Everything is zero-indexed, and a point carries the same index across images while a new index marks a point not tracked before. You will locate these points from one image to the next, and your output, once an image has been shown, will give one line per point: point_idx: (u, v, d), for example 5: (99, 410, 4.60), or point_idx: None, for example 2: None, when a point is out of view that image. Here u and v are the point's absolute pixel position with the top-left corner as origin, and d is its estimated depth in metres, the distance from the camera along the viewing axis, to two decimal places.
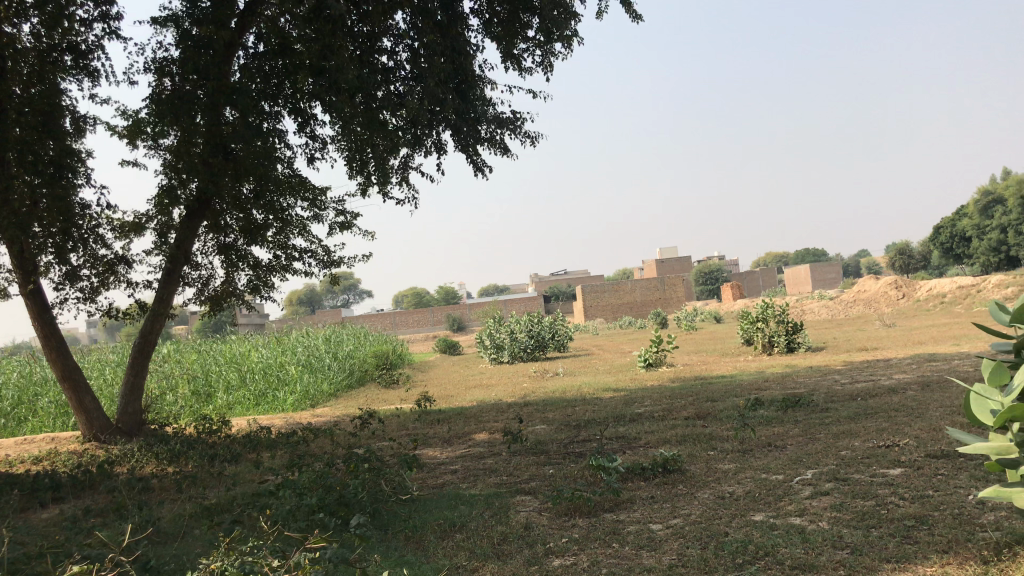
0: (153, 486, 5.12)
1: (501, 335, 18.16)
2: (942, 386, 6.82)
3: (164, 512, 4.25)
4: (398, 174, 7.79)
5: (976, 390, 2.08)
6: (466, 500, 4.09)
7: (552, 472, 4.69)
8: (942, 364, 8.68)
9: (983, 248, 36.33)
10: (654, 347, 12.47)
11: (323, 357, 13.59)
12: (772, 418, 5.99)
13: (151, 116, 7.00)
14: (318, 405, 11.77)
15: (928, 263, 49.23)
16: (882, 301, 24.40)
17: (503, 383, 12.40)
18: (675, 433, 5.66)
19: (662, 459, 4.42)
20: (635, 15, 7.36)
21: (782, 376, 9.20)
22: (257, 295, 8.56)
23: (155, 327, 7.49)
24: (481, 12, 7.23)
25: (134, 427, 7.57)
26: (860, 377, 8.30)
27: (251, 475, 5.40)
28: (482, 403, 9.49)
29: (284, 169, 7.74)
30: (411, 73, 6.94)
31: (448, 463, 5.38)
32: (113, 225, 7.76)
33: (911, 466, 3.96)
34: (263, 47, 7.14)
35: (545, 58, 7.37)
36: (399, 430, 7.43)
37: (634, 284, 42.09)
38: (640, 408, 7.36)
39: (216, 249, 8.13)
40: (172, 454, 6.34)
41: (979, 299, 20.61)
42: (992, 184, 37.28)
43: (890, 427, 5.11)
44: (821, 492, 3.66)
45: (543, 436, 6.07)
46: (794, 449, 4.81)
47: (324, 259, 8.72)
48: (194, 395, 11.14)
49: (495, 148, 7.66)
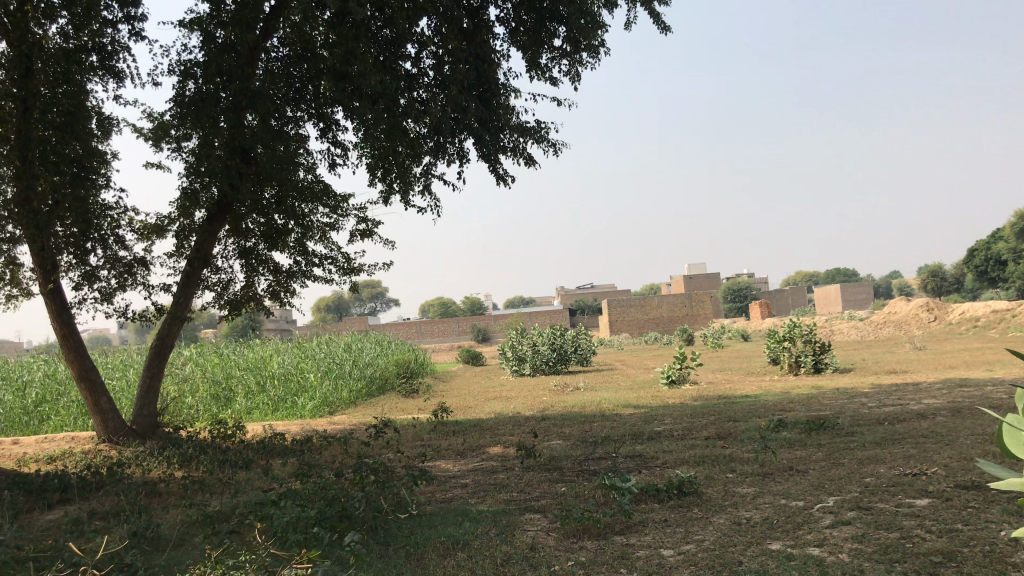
0: (161, 491, 5.05)
1: (523, 346, 18.01)
2: (973, 412, 6.59)
3: (167, 518, 4.16)
4: (421, 182, 7.71)
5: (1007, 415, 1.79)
6: (472, 517, 3.97)
7: (564, 490, 4.56)
8: (975, 390, 8.40)
9: (1019, 273, 35.64)
10: (677, 364, 12.26)
11: (343, 364, 13.54)
12: (795, 441, 5.80)
13: (174, 118, 6.97)
14: (336, 412, 11.78)
15: (961, 286, 48.39)
16: (913, 323, 23.98)
17: (523, 395, 12.25)
18: (694, 454, 5.49)
19: (678, 480, 4.27)
20: (665, 26, 7.24)
21: (808, 397, 8.97)
22: (276, 300, 8.51)
23: (173, 330, 7.42)
24: (507, 21, 7.14)
25: (149, 430, 7.51)
26: (889, 402, 8.03)
27: (259, 483, 5.32)
28: (499, 416, 9.35)
29: (306, 175, 7.70)
30: (435, 80, 6.85)
31: (459, 477, 5.27)
32: (134, 227, 7.75)
33: (939, 497, 3.78)
34: (288, 51, 7.11)
35: (571, 68, 7.26)
36: (414, 441, 7.33)
37: (661, 299, 41.76)
38: (660, 426, 7.18)
39: (236, 253, 8.08)
40: (182, 458, 6.27)
41: (1013, 324, 20.14)
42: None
43: (919, 454, 4.92)
44: (842, 521, 3.49)
45: (558, 452, 5.94)
46: (816, 474, 4.63)
47: (344, 267, 8.66)
48: (214, 399, 11.11)
49: (518, 157, 7.54)
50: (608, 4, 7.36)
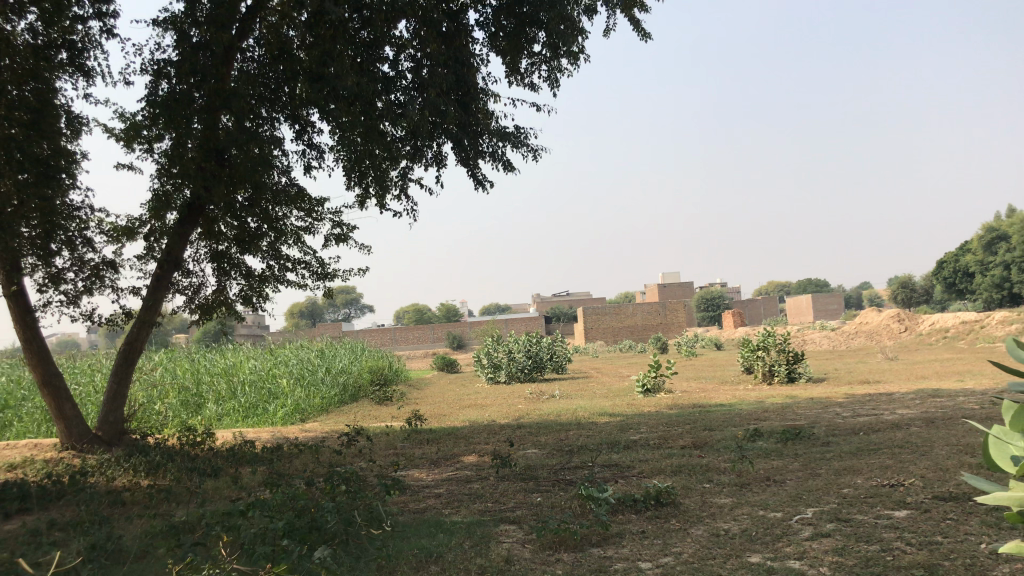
0: (125, 500, 4.92)
1: (498, 354, 17.93)
2: (947, 423, 6.61)
3: (131, 529, 4.03)
4: (397, 187, 7.62)
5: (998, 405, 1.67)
6: (446, 528, 3.88)
7: (539, 500, 4.48)
8: (947, 400, 8.44)
9: (986, 284, 36.14)
10: (652, 372, 12.23)
11: (316, 371, 13.38)
12: (771, 451, 5.78)
13: (146, 118, 6.84)
14: (308, 420, 11.66)
15: (931, 297, 48.92)
16: (884, 334, 24.20)
17: (497, 403, 12.17)
18: (670, 463, 5.45)
19: (655, 491, 4.21)
20: (644, 34, 7.22)
21: (782, 407, 8.97)
22: (248, 305, 8.36)
23: (141, 334, 7.26)
24: (487, 25, 7.08)
25: (115, 437, 7.33)
26: (863, 412, 8.04)
27: (227, 492, 5.20)
28: (473, 424, 9.25)
29: (280, 177, 7.58)
30: (413, 83, 6.77)
31: (433, 486, 5.18)
32: (103, 229, 7.59)
33: (918, 509, 3.75)
34: (264, 52, 7.00)
35: (551, 73, 7.21)
36: (387, 449, 7.23)
37: (635, 308, 41.87)
38: (636, 435, 7.13)
39: (208, 256, 7.93)
40: (150, 466, 6.13)
41: (982, 335, 20.36)
42: (997, 220, 37.21)
43: (895, 465, 4.90)
44: (822, 534, 3.44)
45: (534, 461, 5.87)
46: (794, 484, 4.60)
47: (318, 272, 8.54)
48: (184, 405, 10.94)
49: (497, 162, 7.47)
50: (588, 10, 7.33)
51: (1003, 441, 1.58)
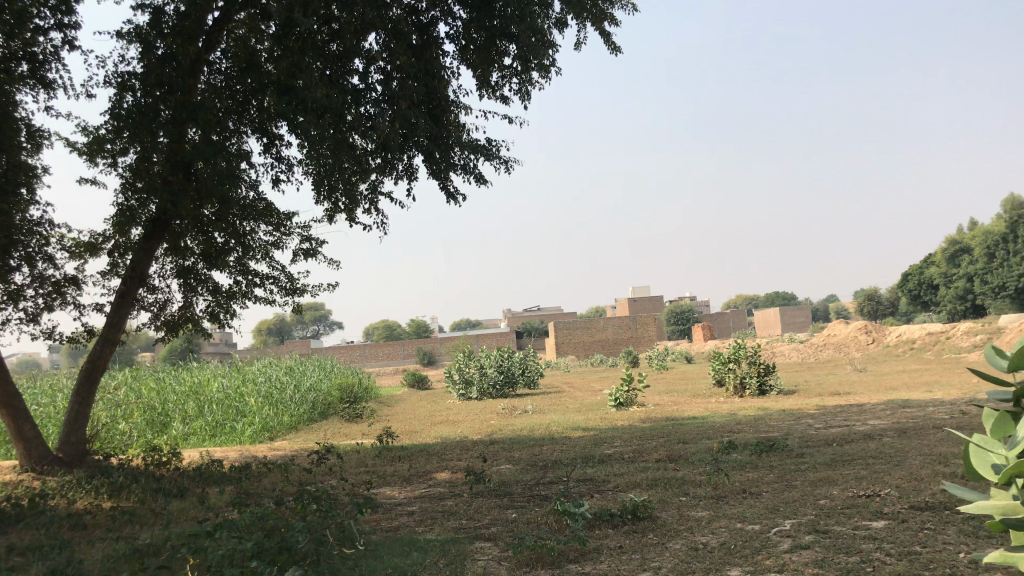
0: (87, 523, 4.77)
1: (470, 369, 17.82)
2: (919, 433, 6.63)
3: (93, 553, 3.90)
4: (368, 200, 7.54)
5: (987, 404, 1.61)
6: (420, 546, 3.80)
7: (514, 516, 4.41)
8: (917, 410, 8.50)
9: (950, 296, 36.71)
10: (625, 386, 12.21)
11: (284, 389, 13.19)
12: (746, 463, 5.76)
13: (110, 132, 6.71)
14: (277, 437, 11.49)
15: (896, 309, 49.56)
16: (852, 346, 24.44)
17: (470, 419, 12.08)
18: (645, 477, 5.40)
19: (632, 505, 4.16)
20: (615, 47, 7.23)
21: (755, 419, 8.98)
22: (215, 322, 8.22)
23: (105, 352, 7.09)
24: (457, 38, 7.04)
25: (76, 458, 7.14)
26: (835, 423, 8.05)
27: (194, 512, 5.07)
28: (445, 440, 9.14)
29: (248, 191, 7.47)
30: (383, 96, 6.71)
31: (406, 504, 5.08)
32: (66, 245, 7.42)
33: (895, 519, 3.73)
34: (230, 64, 6.90)
35: (522, 86, 7.19)
36: (358, 467, 7.12)
37: (606, 322, 41.97)
38: (610, 449, 7.08)
39: (174, 272, 7.79)
40: (113, 487, 5.97)
41: (948, 346, 20.63)
42: (959, 233, 37.87)
43: (870, 475, 4.90)
44: (801, 545, 3.41)
45: (508, 477, 5.79)
46: (770, 496, 4.57)
47: (287, 287, 8.42)
48: (149, 425, 10.71)
49: (468, 175, 7.42)
50: (559, 23, 7.33)
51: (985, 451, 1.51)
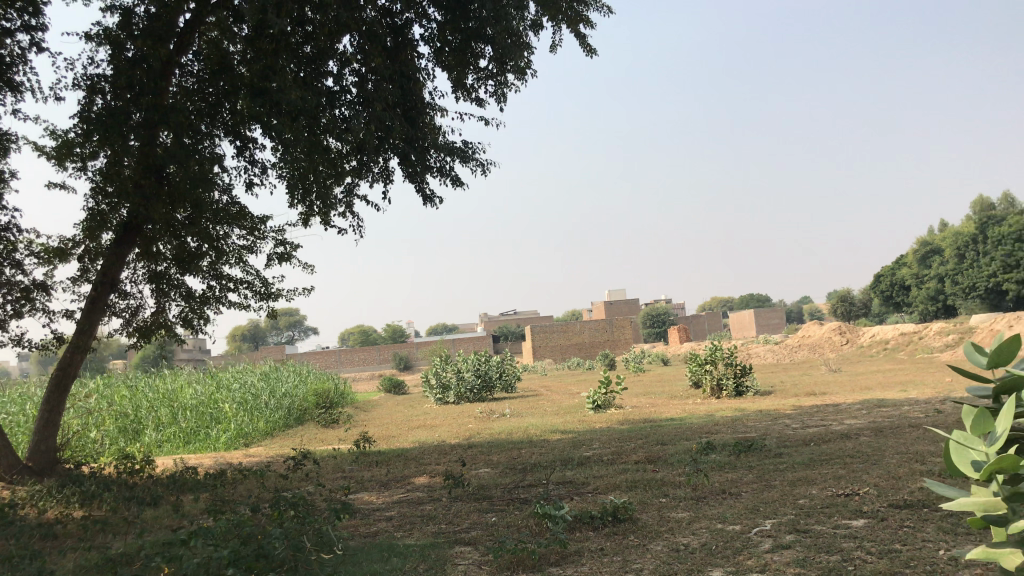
0: (58, 533, 4.68)
1: (447, 374, 17.76)
2: (895, 432, 6.67)
3: (65, 564, 3.82)
4: (343, 203, 7.48)
5: (967, 399, 1.60)
6: (399, 552, 3.75)
7: (494, 520, 4.38)
8: (893, 410, 8.56)
9: (922, 297, 37.13)
10: (602, 389, 12.21)
11: (259, 395, 13.07)
12: (725, 463, 5.76)
13: (79, 135, 6.60)
14: (252, 443, 11.50)
15: (869, 311, 50.06)
16: (827, 346, 24.63)
17: (448, 423, 12.01)
18: (625, 479, 5.38)
19: (612, 507, 4.14)
20: (590, 49, 7.23)
21: (733, 419, 9.01)
22: (189, 327, 8.11)
23: (75, 359, 6.97)
24: (432, 40, 7.01)
25: (47, 467, 7.01)
26: (812, 423, 8.09)
27: (168, 521, 4.99)
28: (423, 444, 9.08)
29: (221, 195, 7.38)
30: (358, 98, 6.66)
31: (384, 509, 5.03)
32: (34, 250, 7.29)
33: (875, 518, 3.74)
34: (202, 66, 6.82)
35: (498, 88, 7.17)
36: (335, 472, 7.05)
37: (583, 326, 42.03)
38: (589, 452, 7.06)
39: (145, 278, 7.67)
40: (85, 496, 5.87)
41: (921, 346, 20.86)
42: (931, 235, 38.34)
43: (848, 474, 4.92)
44: (783, 545, 3.41)
45: (487, 480, 5.75)
46: (750, 496, 4.57)
47: (262, 292, 8.34)
48: (122, 432, 10.57)
49: (444, 178, 7.38)
50: (534, 25, 7.32)
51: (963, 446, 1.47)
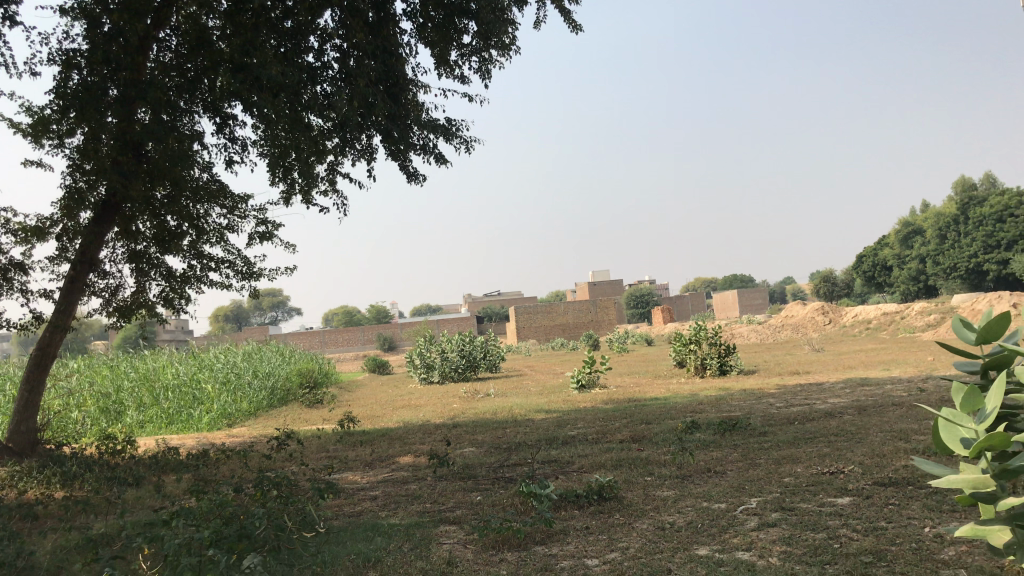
0: (39, 514, 4.63)
1: (431, 354, 17.72)
2: (879, 410, 6.70)
3: (44, 545, 3.76)
4: (326, 181, 7.39)
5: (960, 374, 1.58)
6: (384, 531, 3.72)
7: (479, 499, 4.35)
8: (875, 389, 8.59)
9: (903, 278, 37.36)
10: (587, 368, 12.21)
11: (243, 375, 12.99)
12: (710, 442, 5.76)
13: (56, 111, 6.47)
14: (235, 424, 11.32)
15: (851, 291, 50.38)
16: (810, 326, 24.76)
17: (432, 403, 11.98)
18: (610, 457, 5.37)
19: (597, 486, 4.12)
20: (575, 25, 7.15)
21: (717, 398, 9.03)
22: (169, 307, 8.02)
23: (55, 339, 6.87)
24: (415, 16, 6.91)
25: (27, 448, 6.92)
26: (796, 402, 8.12)
27: (150, 501, 4.94)
28: (408, 424, 9.06)
29: (201, 173, 7.27)
30: (340, 74, 6.56)
31: (368, 489, 5.00)
32: (11, 229, 7.17)
33: (860, 495, 3.74)
34: (181, 41, 6.69)
35: (481, 65, 7.08)
36: (319, 452, 7.01)
37: (567, 306, 42.06)
38: (573, 431, 7.05)
39: (125, 257, 7.57)
40: (66, 476, 5.80)
41: (903, 326, 20.99)
42: (913, 216, 38.54)
43: (833, 453, 4.92)
44: (768, 523, 3.40)
45: (472, 460, 5.73)
46: (735, 475, 4.57)
47: (243, 271, 8.25)
48: (103, 413, 10.48)
49: (427, 155, 7.31)
50: (518, 1, 7.23)
51: (953, 423, 1.45)
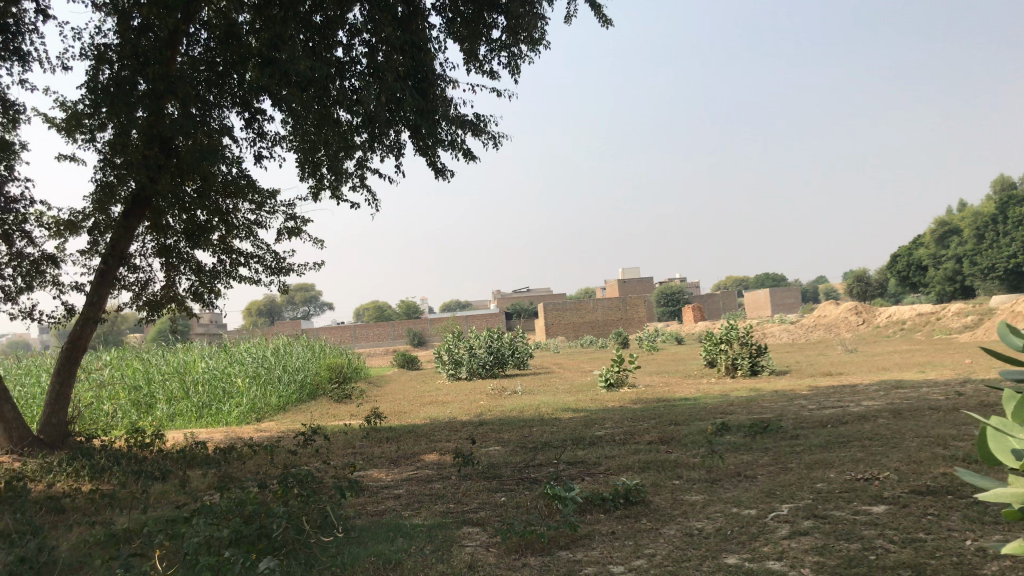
0: (66, 507, 4.64)
1: (459, 350, 17.71)
2: (914, 415, 6.53)
3: (67, 539, 3.76)
4: (354, 176, 7.37)
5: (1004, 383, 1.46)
6: (406, 532, 3.67)
7: (503, 500, 4.29)
8: (911, 392, 8.40)
9: (939, 277, 36.71)
10: (616, 366, 12.11)
11: (273, 369, 13.04)
12: (740, 445, 5.65)
13: (87, 106, 6.49)
14: (264, 419, 11.36)
15: (885, 290, 49.68)
16: (843, 326, 24.41)
17: (460, 399, 11.95)
18: (637, 460, 5.28)
19: (625, 489, 4.03)
20: (606, 20, 7.04)
21: (747, 400, 8.88)
22: (199, 301, 8.05)
23: (86, 331, 6.90)
24: (444, 10, 6.84)
25: (57, 440, 6.97)
26: (828, 404, 7.96)
27: (176, 496, 4.93)
28: (434, 421, 9.02)
29: (230, 168, 7.28)
30: (368, 69, 6.53)
31: (392, 487, 4.95)
32: (44, 223, 7.23)
33: (896, 504, 3.62)
34: (210, 36, 6.69)
35: (511, 59, 7.01)
36: (345, 448, 6.98)
37: (596, 303, 41.87)
38: (601, 431, 6.96)
39: (155, 251, 7.60)
40: (94, 469, 5.83)
41: (939, 326, 20.62)
42: (950, 215, 37.86)
43: (867, 458, 4.79)
44: (800, 531, 3.30)
45: (497, 459, 5.67)
46: (766, 480, 4.46)
47: (272, 266, 8.26)
48: (134, 406, 10.56)
49: (456, 151, 7.25)
50: None
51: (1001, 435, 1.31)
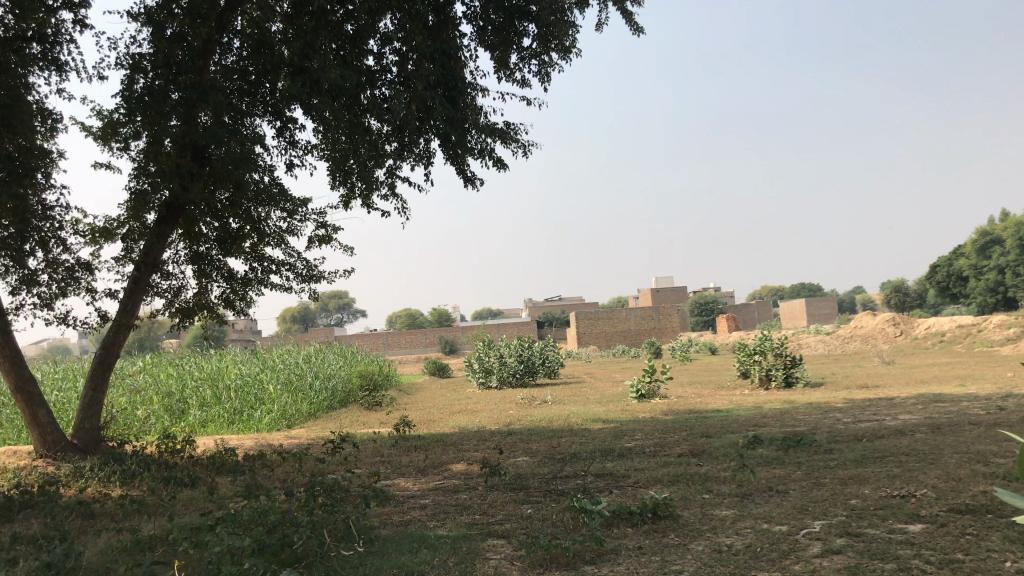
0: (96, 512, 4.67)
1: (490, 358, 17.69)
2: (953, 429, 6.36)
3: (93, 545, 3.78)
4: (384, 185, 7.38)
5: None
6: (430, 543, 3.63)
7: (529, 513, 4.23)
8: (950, 406, 8.20)
9: (980, 288, 35.99)
10: (647, 377, 11.99)
11: (304, 376, 13.10)
12: (772, 459, 5.54)
13: (122, 114, 6.57)
14: (295, 426, 11.40)
15: (924, 301, 48.83)
16: (880, 337, 24.01)
17: (489, 409, 11.91)
18: (666, 472, 5.19)
19: (653, 503, 3.97)
20: (637, 27, 6.99)
21: (781, 412, 8.73)
22: (230, 308, 8.10)
23: (119, 337, 6.96)
24: (475, 18, 6.82)
25: (90, 444, 7.04)
26: (864, 417, 7.80)
27: (203, 503, 4.94)
28: (462, 430, 8.97)
29: (262, 176, 7.32)
30: (398, 77, 6.53)
31: (419, 497, 4.92)
32: (80, 230, 7.33)
33: (933, 523, 3.51)
34: (243, 45, 6.74)
35: (541, 68, 6.98)
36: (373, 457, 6.97)
37: (628, 313, 41.63)
38: (631, 443, 6.87)
39: (188, 258, 7.67)
40: (124, 475, 5.86)
41: (980, 339, 20.19)
42: (991, 225, 37.14)
43: (904, 474, 4.66)
44: (832, 550, 3.20)
45: (524, 470, 5.61)
46: (798, 495, 4.36)
47: (303, 274, 8.29)
48: (167, 411, 10.65)
49: (486, 159, 7.23)
50: (580, 3, 7.10)
51: None
